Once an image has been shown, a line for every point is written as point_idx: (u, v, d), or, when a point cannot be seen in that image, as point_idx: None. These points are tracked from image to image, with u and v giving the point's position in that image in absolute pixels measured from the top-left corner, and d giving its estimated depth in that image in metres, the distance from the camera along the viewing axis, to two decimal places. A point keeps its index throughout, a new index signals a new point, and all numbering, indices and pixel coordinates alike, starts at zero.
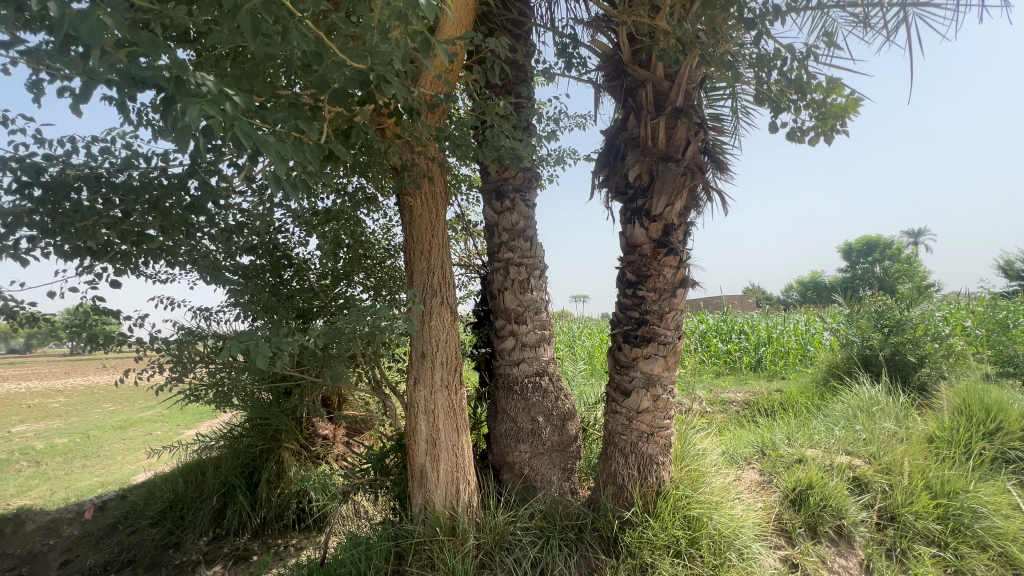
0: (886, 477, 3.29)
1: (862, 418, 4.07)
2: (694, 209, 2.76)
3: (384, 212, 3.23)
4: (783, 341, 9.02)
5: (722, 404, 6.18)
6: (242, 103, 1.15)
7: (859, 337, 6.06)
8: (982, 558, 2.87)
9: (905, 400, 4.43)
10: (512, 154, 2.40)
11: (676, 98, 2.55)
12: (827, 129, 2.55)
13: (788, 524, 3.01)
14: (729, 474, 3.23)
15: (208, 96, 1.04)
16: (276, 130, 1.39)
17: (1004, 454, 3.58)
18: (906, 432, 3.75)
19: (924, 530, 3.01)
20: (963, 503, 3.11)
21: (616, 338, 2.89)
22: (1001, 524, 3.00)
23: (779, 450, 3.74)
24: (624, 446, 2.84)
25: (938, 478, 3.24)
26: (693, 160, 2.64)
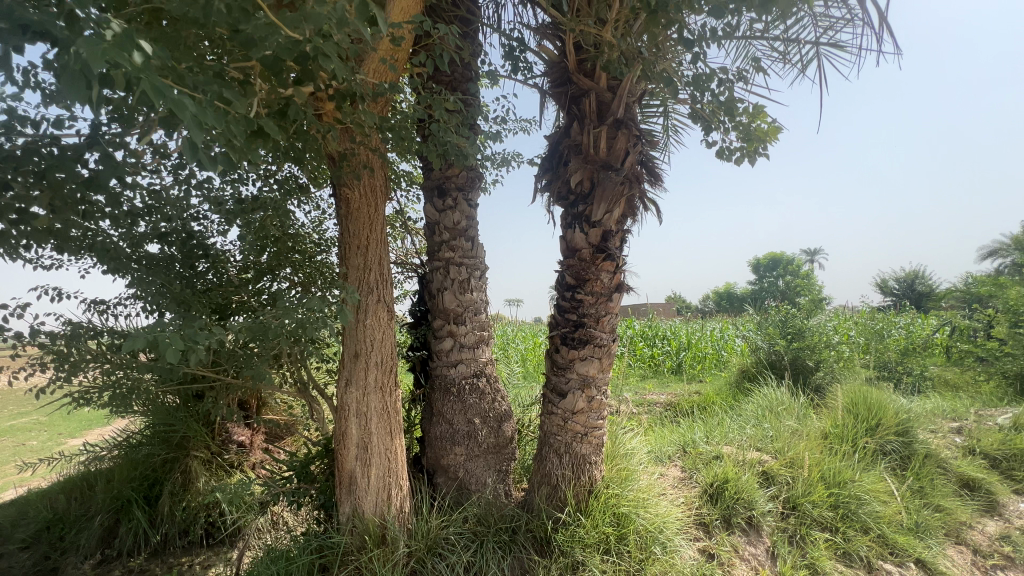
0: (789, 471, 3.61)
1: (769, 417, 4.46)
2: (631, 218, 2.87)
3: (317, 204, 3.05)
4: (701, 347, 9.68)
5: (647, 405, 6.50)
6: (153, 54, 1.02)
7: (767, 343, 6.65)
8: (865, 541, 3.23)
9: (804, 400, 4.91)
10: (457, 151, 2.36)
11: (618, 108, 2.64)
12: (751, 151, 2.77)
13: (706, 517, 3.21)
14: (655, 472, 3.38)
15: (112, 39, 0.92)
16: (195, 96, 1.26)
17: (883, 447, 4.07)
18: (805, 429, 4.14)
19: (819, 517, 3.34)
20: (851, 491, 3.49)
21: (554, 340, 2.94)
22: (879, 509, 3.41)
23: (699, 447, 3.99)
24: (558, 446, 2.88)
25: (831, 470, 3.61)
26: (631, 171, 2.75)
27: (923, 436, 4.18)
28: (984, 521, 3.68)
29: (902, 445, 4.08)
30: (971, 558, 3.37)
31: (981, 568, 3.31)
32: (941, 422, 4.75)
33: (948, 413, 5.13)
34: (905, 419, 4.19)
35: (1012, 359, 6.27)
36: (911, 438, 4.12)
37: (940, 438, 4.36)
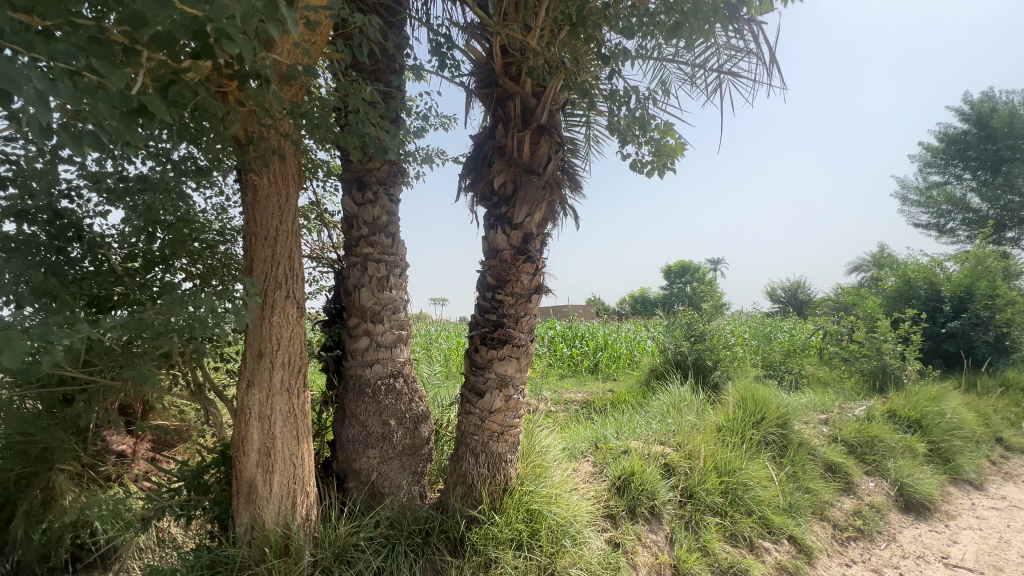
0: (687, 462, 3.93)
1: (672, 413, 4.82)
2: (551, 221, 2.96)
3: (220, 189, 2.80)
4: (616, 347, 10.22)
5: (564, 403, 6.74)
6: None
7: (674, 344, 7.18)
8: (748, 522, 3.61)
9: (703, 397, 5.37)
10: (377, 144, 2.29)
11: (541, 115, 2.70)
12: (660, 166, 2.98)
13: (614, 509, 3.40)
14: (568, 467, 3.52)
15: None
16: (54, 67, 1.10)
17: (766, 438, 4.56)
18: (702, 423, 4.54)
19: (711, 503, 3.67)
20: (738, 478, 3.87)
21: (473, 340, 2.94)
22: (761, 493, 3.81)
23: (609, 443, 4.21)
24: (475, 446, 2.90)
25: (722, 459, 3.97)
26: (553, 176, 2.83)
27: (797, 427, 4.75)
28: (842, 499, 4.26)
29: (781, 435, 4.59)
30: (831, 532, 3.88)
31: (838, 540, 3.83)
32: (812, 414, 5.43)
33: (818, 407, 5.87)
34: (784, 413, 4.73)
35: (867, 359, 7.29)
36: (788, 429, 4.66)
37: (811, 427, 4.98)
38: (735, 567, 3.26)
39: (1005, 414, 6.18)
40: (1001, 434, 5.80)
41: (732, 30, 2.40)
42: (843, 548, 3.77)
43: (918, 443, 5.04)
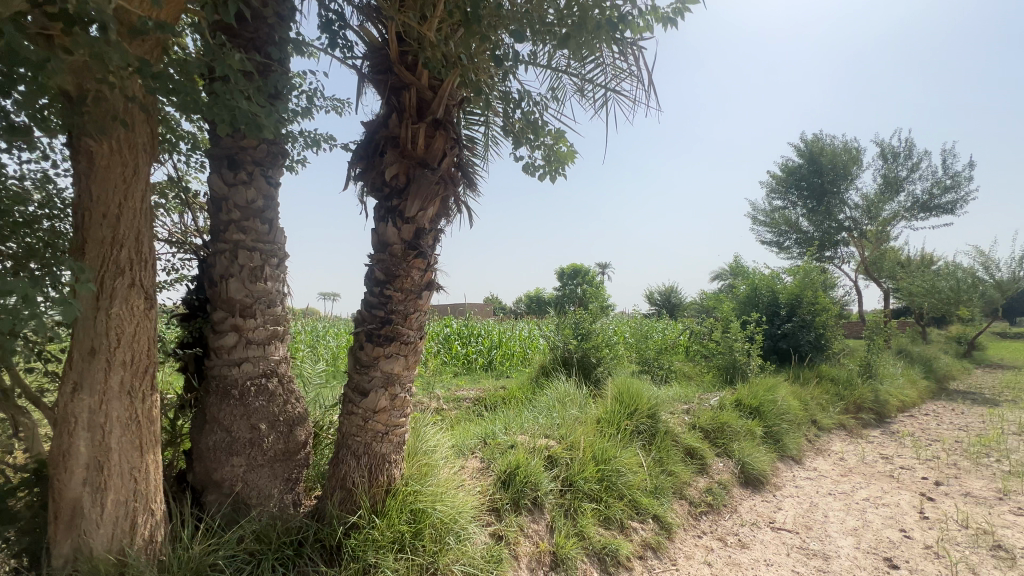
0: (569, 453, 4.16)
1: (558, 407, 5.09)
2: (445, 218, 2.93)
3: (44, 153, 2.32)
4: (510, 345, 10.48)
5: (457, 401, 6.75)
6: None
7: (563, 343, 7.56)
8: (620, 506, 3.93)
9: (586, 392, 5.74)
10: (251, 119, 2.07)
11: (437, 109, 2.66)
12: (552, 171, 3.11)
13: (498, 502, 3.48)
14: (455, 465, 3.51)
15: None
16: None
17: (639, 427, 5.00)
18: (584, 416, 4.84)
19: (588, 490, 3.93)
20: (613, 466, 4.19)
21: (359, 337, 2.81)
22: (632, 478, 4.18)
23: (497, 438, 4.30)
24: (356, 448, 2.77)
25: (600, 449, 4.28)
26: (447, 172, 2.80)
27: (664, 417, 5.28)
28: (697, 479, 4.83)
29: (651, 425, 5.07)
30: (688, 508, 4.39)
31: (693, 515, 4.35)
32: (677, 405, 6.09)
33: (682, 398, 6.60)
34: (654, 404, 5.23)
35: (722, 355, 8.43)
36: (656, 418, 5.16)
37: (675, 417, 5.58)
38: (607, 548, 3.52)
39: (819, 400, 7.51)
40: (815, 416, 7.04)
41: (616, 49, 2.61)
42: (696, 522, 4.29)
43: (756, 427, 5.92)
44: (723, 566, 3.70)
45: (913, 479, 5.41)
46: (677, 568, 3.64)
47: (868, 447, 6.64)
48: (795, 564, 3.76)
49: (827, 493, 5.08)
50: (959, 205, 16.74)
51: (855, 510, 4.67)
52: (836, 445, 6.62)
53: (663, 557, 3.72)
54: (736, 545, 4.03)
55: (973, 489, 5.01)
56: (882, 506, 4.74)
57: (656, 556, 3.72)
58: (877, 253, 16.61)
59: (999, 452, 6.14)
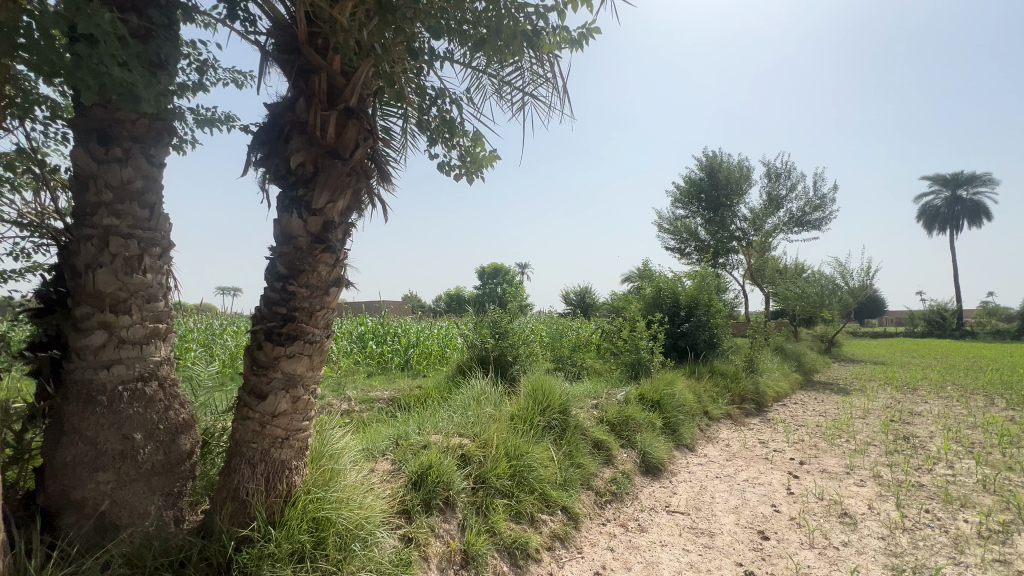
0: (482, 451, 4.19)
1: (473, 405, 5.11)
2: (356, 211, 2.80)
3: None
4: (427, 344, 10.34)
5: (369, 401, 6.51)
6: None
7: (481, 341, 7.61)
8: (531, 500, 4.04)
9: (501, 389, 5.82)
10: (125, 90, 1.83)
11: (350, 97, 2.54)
12: (469, 172, 3.11)
13: (409, 504, 3.41)
14: (364, 468, 3.38)
15: None
16: None
17: (550, 423, 5.18)
18: (498, 414, 4.91)
19: (500, 486, 3.98)
20: (524, 461, 4.29)
21: (256, 336, 2.59)
22: (543, 472, 4.31)
23: (410, 439, 4.22)
24: (252, 456, 2.57)
25: (512, 445, 4.36)
26: (360, 164, 2.68)
27: (574, 411, 5.52)
28: (603, 470, 5.11)
29: (562, 420, 5.27)
30: (594, 498, 4.63)
31: (598, 504, 4.60)
32: (587, 401, 6.39)
33: (592, 394, 6.94)
34: (565, 400, 5.46)
35: (629, 352, 9.00)
36: (567, 413, 5.38)
37: (585, 412, 5.86)
38: (517, 542, 3.60)
39: (710, 393, 8.30)
40: (707, 408, 7.77)
41: (533, 56, 2.68)
42: (601, 510, 4.53)
43: (657, 419, 6.40)
44: (624, 550, 3.94)
45: (783, 460, 6.17)
46: (582, 555, 3.81)
47: (749, 433, 7.46)
48: (685, 543, 4.09)
49: (714, 476, 5.62)
50: (825, 221, 19.37)
51: (737, 490, 5.22)
52: (723, 433, 7.35)
53: (570, 546, 3.87)
54: (636, 529, 4.31)
55: (828, 466, 5.84)
56: (758, 486, 5.34)
57: (563, 546, 3.86)
58: (760, 261, 18.71)
59: (848, 433, 7.21)
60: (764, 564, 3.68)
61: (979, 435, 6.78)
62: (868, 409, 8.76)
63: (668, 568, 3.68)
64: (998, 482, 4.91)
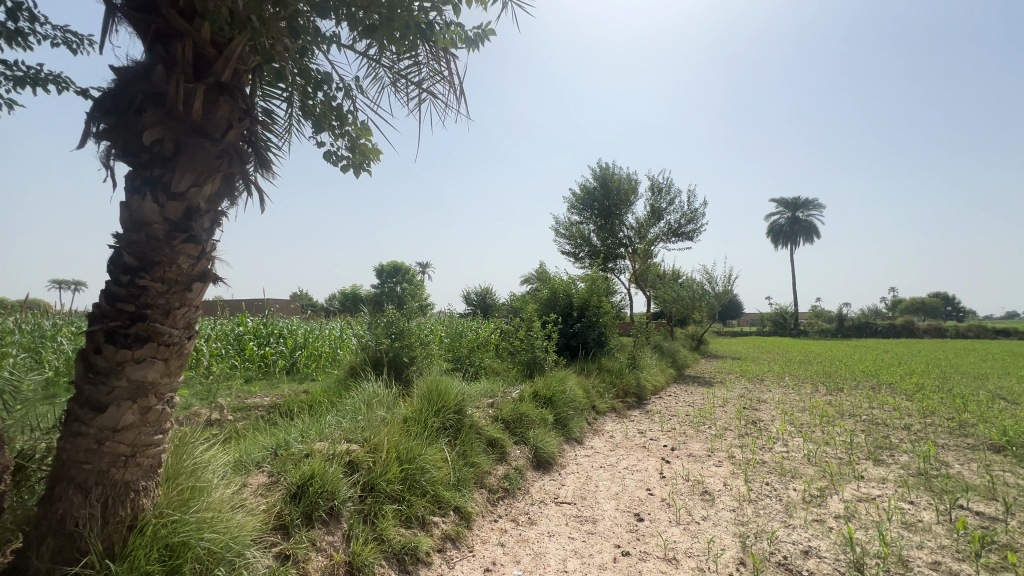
0: (371, 456, 4.02)
1: (364, 409, 4.89)
2: (227, 198, 2.51)
3: None
4: (317, 345, 9.78)
5: (247, 409, 5.93)
6: None
7: (375, 342, 7.32)
8: (422, 502, 3.97)
9: (395, 392, 5.65)
10: None
11: (221, 71, 2.28)
12: (356, 163, 3.25)
13: (287, 519, 3.17)
14: (233, 483, 3.06)
15: None
16: None
17: (445, 423, 5.15)
18: (391, 417, 4.76)
19: (390, 491, 3.86)
20: (416, 464, 4.21)
21: (94, 338, 2.20)
22: (436, 474, 4.27)
23: (291, 448, 3.90)
24: (84, 479, 2.18)
25: (405, 449, 4.25)
26: (232, 147, 2.40)
27: (469, 411, 5.56)
28: (496, 467, 5.21)
29: (457, 420, 5.28)
30: (486, 496, 4.70)
31: (491, 501, 4.68)
32: (482, 400, 6.47)
33: (488, 393, 7.04)
34: (460, 400, 5.47)
35: (524, 351, 9.29)
36: (462, 413, 5.39)
37: (479, 411, 5.93)
38: (406, 547, 3.51)
39: (598, 388, 8.89)
40: (594, 403, 8.31)
41: (429, 51, 2.66)
42: (493, 507, 4.61)
43: (548, 415, 6.68)
44: (514, 544, 4.04)
45: (658, 447, 6.82)
46: (473, 553, 3.82)
47: (630, 424, 8.13)
48: (570, 531, 4.32)
49: (599, 466, 6.03)
50: (697, 233, 21.81)
51: (618, 477, 5.64)
52: (608, 425, 7.92)
53: (461, 546, 3.88)
54: (526, 523, 4.45)
55: (693, 450, 6.58)
56: (635, 472, 5.83)
57: (455, 546, 3.85)
58: (644, 267, 20.50)
59: (710, 420, 8.19)
60: (638, 543, 4.02)
61: (807, 416, 8.13)
62: (726, 399, 10.03)
63: (554, 556, 3.85)
64: (818, 455, 5.92)
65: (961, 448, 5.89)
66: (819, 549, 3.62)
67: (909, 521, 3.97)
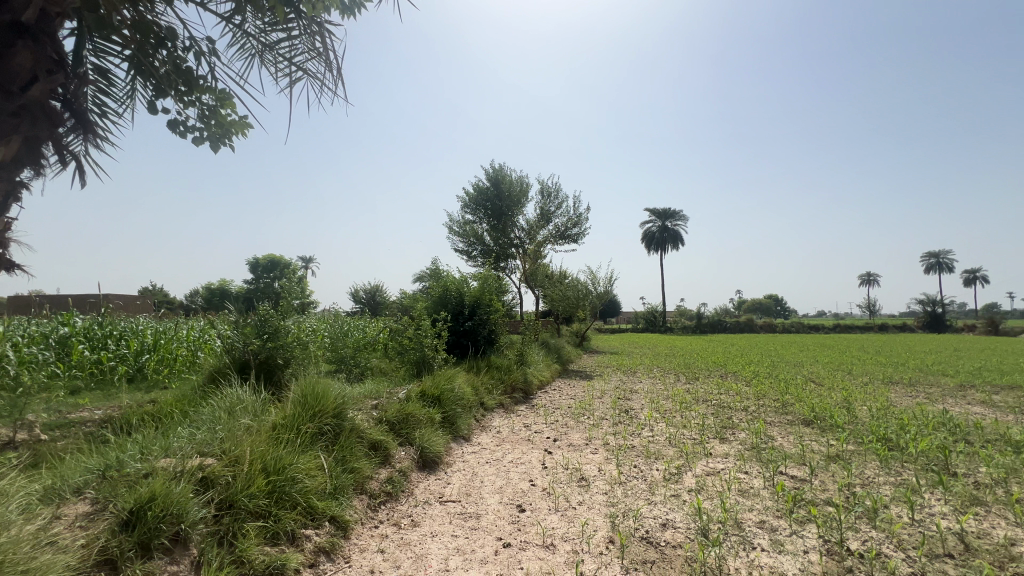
0: (231, 470, 3.58)
1: (225, 417, 4.36)
2: (26, 165, 2.05)
3: None
4: (170, 348, 8.48)
5: (70, 425, 4.92)
6: None
7: (242, 342, 6.53)
8: (292, 515, 3.64)
9: (265, 397, 5.13)
10: None
11: (21, 10, 1.89)
12: (215, 136, 3.05)
13: (116, 552, 2.69)
14: (39, 516, 2.51)
15: None
16: None
17: (321, 428, 4.80)
18: (257, 425, 4.30)
19: (253, 507, 3.47)
20: (286, 475, 3.85)
21: None
22: (309, 484, 3.95)
23: (125, 467, 3.31)
24: None
25: (273, 459, 3.87)
26: (34, 102, 1.98)
27: (350, 414, 5.27)
28: (379, 471, 5.00)
29: (335, 424, 4.96)
30: (367, 502, 4.48)
31: (371, 507, 4.47)
32: (365, 402, 6.17)
33: (373, 395, 6.73)
34: (339, 403, 5.16)
35: (413, 350, 9.06)
36: (341, 417, 5.09)
37: (362, 413, 5.64)
38: (271, 567, 3.18)
39: (487, 385, 9.02)
40: (483, 400, 8.40)
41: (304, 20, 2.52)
42: (374, 513, 4.41)
43: (436, 414, 6.60)
44: (395, 549, 3.89)
45: (542, 439, 7.12)
46: (349, 564, 3.60)
47: (516, 419, 8.37)
48: (454, 529, 4.30)
49: (485, 462, 6.10)
50: (581, 236, 23.24)
51: (503, 471, 5.77)
52: (495, 421, 8.06)
53: (336, 558, 3.63)
54: (408, 526, 4.32)
55: (573, 440, 6.99)
56: (519, 465, 6.02)
57: (329, 559, 3.59)
58: (533, 267, 21.29)
59: (590, 411, 8.77)
60: (519, 534, 4.13)
61: (670, 403, 9.12)
62: (603, 391, 10.85)
63: (436, 556, 3.78)
64: (678, 437, 6.66)
65: (784, 424, 7.06)
66: (675, 521, 4.06)
67: (744, 488, 4.64)
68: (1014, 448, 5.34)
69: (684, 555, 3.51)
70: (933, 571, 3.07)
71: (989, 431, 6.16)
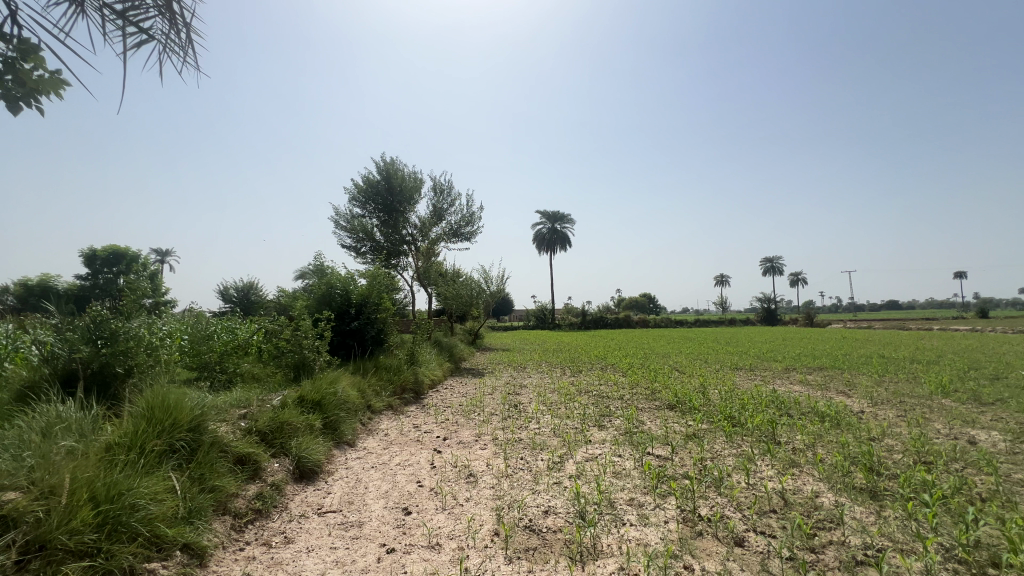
0: (43, 503, 2.94)
1: (38, 439, 3.57)
2: None
3: None
4: None
5: None
6: None
7: (66, 350, 5.38)
8: (130, 549, 3.10)
9: (97, 414, 4.33)
10: None
11: None
12: (11, 95, 2.48)
13: None
14: None
15: None
16: None
17: (171, 446, 4.18)
18: (84, 448, 3.61)
19: (75, 545, 2.89)
20: (123, 503, 3.27)
21: None
22: (154, 510, 3.40)
23: None
24: None
25: (105, 485, 3.26)
26: None
27: (211, 426, 4.68)
28: (246, 487, 4.51)
29: (190, 440, 4.36)
30: (230, 523, 4.00)
31: (235, 529, 4.00)
32: (231, 412, 5.51)
33: (240, 404, 6.05)
34: (196, 415, 4.54)
35: (291, 352, 8.35)
36: (199, 431, 4.49)
37: (226, 425, 5.03)
38: None
39: (374, 387, 8.64)
40: (369, 402, 8.02)
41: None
42: (239, 535, 3.96)
43: (316, 421, 6.15)
44: (263, 570, 3.52)
45: (431, 439, 7.01)
46: None
47: (405, 420, 8.15)
48: (332, 541, 4.03)
49: (370, 467, 5.83)
50: (475, 235, 23.37)
51: (388, 475, 5.56)
52: (383, 423, 7.75)
53: None
54: (280, 544, 3.95)
55: (462, 437, 7.00)
56: (407, 467, 5.85)
57: None
58: (426, 265, 20.91)
59: (480, 407, 8.87)
60: (403, 538, 4.01)
61: (555, 396, 9.58)
62: (494, 387, 11.05)
63: (311, 572, 3.51)
64: (562, 427, 7.02)
65: (653, 409, 7.83)
66: (557, 507, 4.27)
67: (617, 470, 5.06)
68: (821, 417, 6.56)
69: (563, 539, 3.70)
70: (762, 526, 3.62)
71: (804, 405, 7.49)
